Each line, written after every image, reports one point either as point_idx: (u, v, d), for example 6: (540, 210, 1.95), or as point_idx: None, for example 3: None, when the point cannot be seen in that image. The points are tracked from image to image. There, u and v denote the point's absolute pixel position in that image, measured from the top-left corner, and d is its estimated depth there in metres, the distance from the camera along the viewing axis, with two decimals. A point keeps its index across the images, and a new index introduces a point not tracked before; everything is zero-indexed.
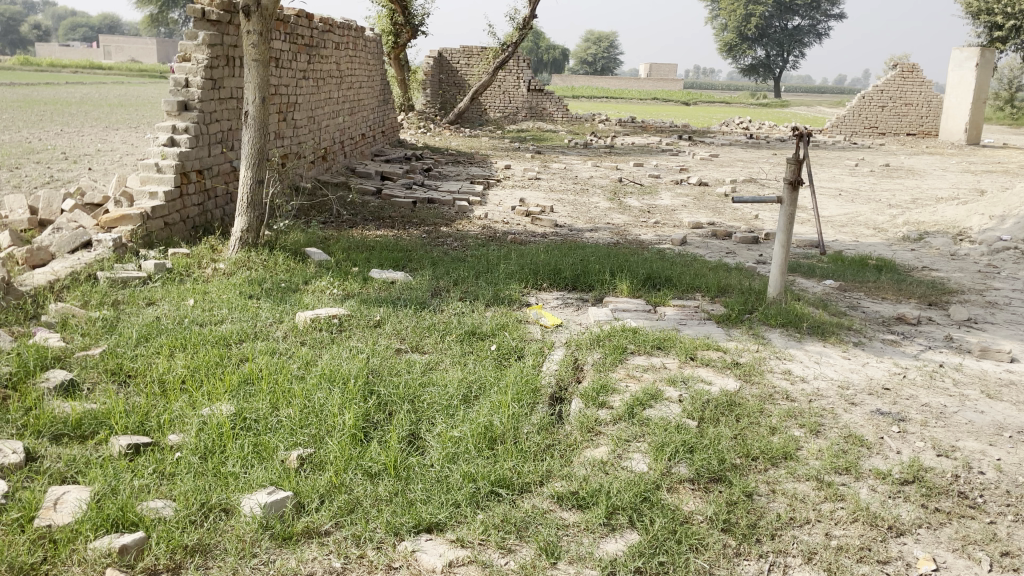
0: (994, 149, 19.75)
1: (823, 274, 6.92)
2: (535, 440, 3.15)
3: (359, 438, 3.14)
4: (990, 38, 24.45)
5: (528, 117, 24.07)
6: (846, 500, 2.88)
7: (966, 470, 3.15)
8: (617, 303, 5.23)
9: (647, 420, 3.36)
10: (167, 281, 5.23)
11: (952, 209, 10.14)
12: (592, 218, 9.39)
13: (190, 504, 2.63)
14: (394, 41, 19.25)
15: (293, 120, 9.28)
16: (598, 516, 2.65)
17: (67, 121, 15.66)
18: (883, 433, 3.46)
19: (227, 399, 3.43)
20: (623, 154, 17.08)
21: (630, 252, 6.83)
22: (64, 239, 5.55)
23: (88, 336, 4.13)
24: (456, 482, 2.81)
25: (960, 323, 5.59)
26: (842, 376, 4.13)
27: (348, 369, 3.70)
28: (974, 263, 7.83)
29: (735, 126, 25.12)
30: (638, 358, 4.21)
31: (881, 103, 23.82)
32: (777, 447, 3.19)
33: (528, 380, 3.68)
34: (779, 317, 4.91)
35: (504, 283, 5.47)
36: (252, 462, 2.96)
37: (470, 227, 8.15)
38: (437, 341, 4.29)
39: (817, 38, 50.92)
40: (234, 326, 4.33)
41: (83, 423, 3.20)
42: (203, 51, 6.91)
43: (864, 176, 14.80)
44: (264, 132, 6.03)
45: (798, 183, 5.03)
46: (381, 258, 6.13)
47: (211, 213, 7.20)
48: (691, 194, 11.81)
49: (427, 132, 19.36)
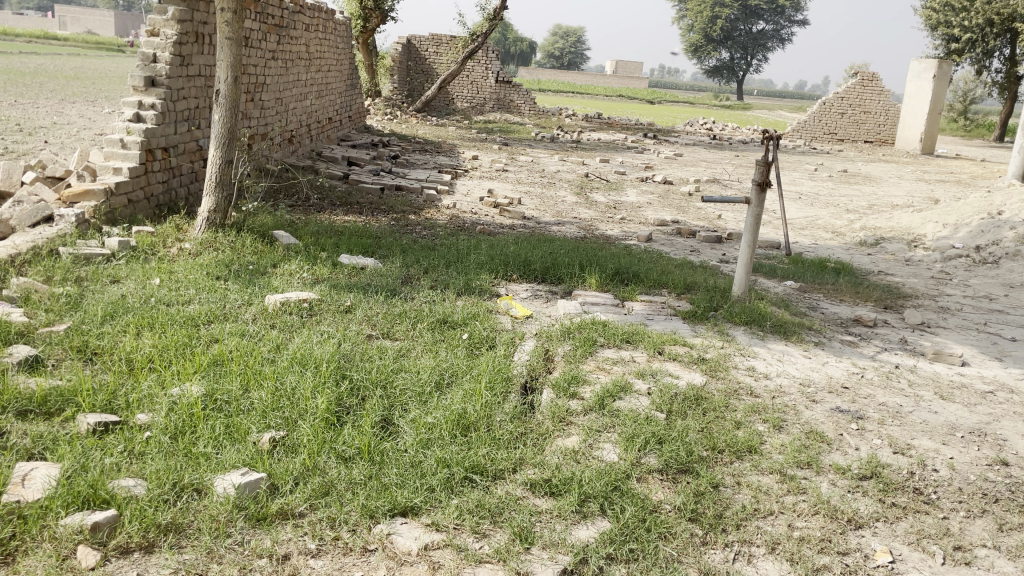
0: (947, 160, 20.30)
1: (784, 275, 7.07)
2: (508, 428, 3.19)
3: (332, 422, 3.15)
4: (947, 50, 25.10)
5: (496, 108, 24.06)
6: (808, 493, 2.97)
7: (921, 467, 3.27)
8: (586, 297, 5.28)
9: (617, 411, 3.42)
10: (131, 259, 5.15)
11: (907, 216, 10.42)
12: (559, 212, 9.45)
13: (161, 484, 2.61)
14: (363, 24, 19.07)
15: (261, 100, 9.17)
16: (571, 503, 2.70)
17: (23, 92, 15.23)
18: (843, 430, 3.58)
19: (197, 379, 3.40)
20: (589, 150, 17.17)
21: (598, 247, 6.90)
22: (24, 212, 5.44)
23: (52, 312, 4.05)
24: (430, 467, 2.84)
25: (913, 327, 5.77)
26: (803, 374, 4.25)
27: (321, 353, 3.69)
28: (928, 269, 8.06)
29: (699, 126, 25.40)
30: (607, 351, 4.27)
31: (840, 110, 24.32)
32: (741, 440, 3.27)
33: (500, 369, 3.71)
34: (743, 316, 5.03)
35: (474, 273, 5.50)
36: (224, 443, 2.94)
37: (439, 216, 8.14)
38: (408, 328, 4.30)
39: (781, 43, 51.69)
40: (203, 307, 4.28)
41: (49, 400, 3.15)
42: (172, 27, 6.82)
43: (823, 181, 15.11)
44: (235, 111, 5.94)
45: (767, 185, 5.13)
46: (350, 243, 6.10)
47: (176, 192, 7.08)
48: (656, 191, 11.96)
49: (393, 118, 19.26)
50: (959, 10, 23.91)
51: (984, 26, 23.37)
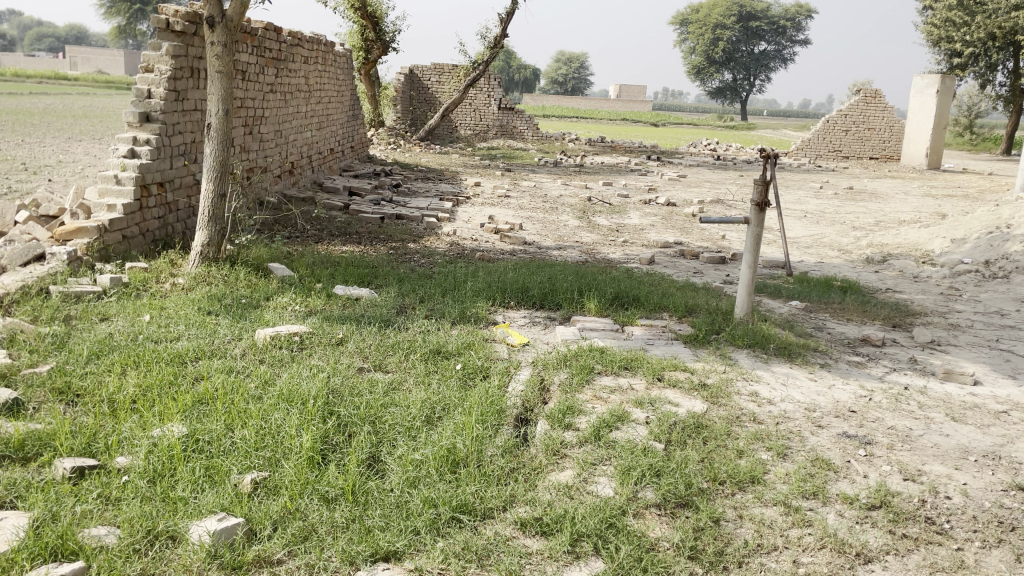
0: (954, 174, 20.14)
1: (789, 295, 6.95)
2: (499, 463, 3.07)
3: (316, 461, 3.03)
4: (950, 65, 25.04)
5: (499, 135, 24.09)
6: (814, 526, 2.83)
7: (933, 494, 3.13)
8: (585, 322, 5.18)
9: (614, 443, 3.30)
10: (122, 296, 5.08)
11: (914, 232, 10.28)
12: (561, 237, 9.36)
13: (135, 532, 2.51)
14: (364, 56, 19.20)
15: (260, 133, 9.16)
16: (563, 543, 2.57)
17: (28, 131, 15.35)
18: (850, 456, 3.44)
19: (179, 420, 3.29)
20: (592, 174, 17.11)
21: (598, 271, 6.80)
22: (15, 251, 5.40)
23: (36, 353, 3.97)
24: (416, 507, 2.72)
25: (923, 346, 5.62)
26: (809, 399, 4.11)
27: (308, 389, 3.59)
28: (937, 285, 7.91)
29: (703, 147, 25.37)
30: (605, 378, 4.16)
31: (844, 127, 24.25)
32: (744, 471, 3.14)
33: (493, 401, 3.60)
34: (746, 338, 4.90)
35: (471, 301, 5.41)
36: (203, 487, 2.84)
37: (438, 244, 8.07)
38: (400, 360, 4.20)
39: (783, 62, 51.80)
40: (191, 343, 4.19)
41: (26, 444, 3.06)
42: (166, 62, 6.80)
43: (829, 199, 14.99)
44: (227, 144, 5.89)
45: (765, 205, 5.03)
46: (345, 274, 6.03)
47: (172, 227, 7.04)
48: (660, 213, 11.87)
49: (397, 147, 19.30)
50: (961, 24, 23.87)
51: (986, 40, 23.31)
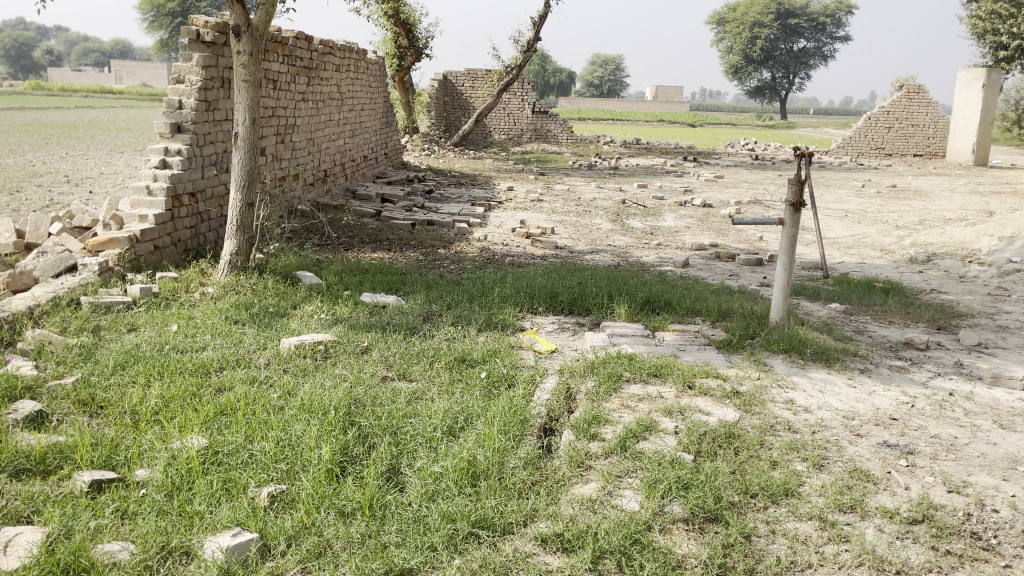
0: (1003, 170, 19.56)
1: (829, 297, 6.74)
2: (521, 475, 2.99)
3: (335, 474, 2.98)
4: (996, 59, 24.36)
5: (533, 139, 24.00)
6: (851, 542, 2.69)
7: (979, 508, 2.97)
8: (615, 328, 5.06)
9: (641, 454, 3.19)
10: (151, 306, 5.09)
11: (960, 230, 9.96)
12: (594, 240, 9.24)
13: (148, 548, 2.49)
14: (398, 63, 19.27)
15: (292, 141, 9.21)
16: (584, 560, 2.48)
17: (72, 145, 15.67)
18: (891, 467, 3.28)
19: (199, 432, 3.26)
20: (626, 176, 16.92)
21: (630, 274, 6.67)
22: (48, 263, 5.47)
23: (63, 364, 3.99)
24: (433, 522, 2.65)
25: (969, 348, 5.41)
26: (848, 406, 3.94)
27: (329, 399, 3.53)
28: (984, 285, 7.63)
29: (741, 147, 25.00)
30: (634, 386, 4.04)
31: (887, 124, 23.70)
32: (777, 482, 3.00)
33: (516, 411, 3.51)
34: (782, 343, 4.74)
35: (498, 308, 5.34)
36: (219, 501, 2.80)
37: (469, 249, 8.01)
38: (425, 368, 4.14)
39: (823, 60, 50.91)
40: (216, 353, 4.18)
41: (48, 456, 3.05)
42: (197, 73, 6.84)
43: (871, 197, 14.62)
44: (254, 152, 5.90)
45: (801, 205, 4.86)
46: (374, 281, 6.00)
47: (204, 236, 7.09)
48: (695, 215, 11.68)
49: (431, 154, 19.33)
50: (1007, 17, 23.20)
51: None
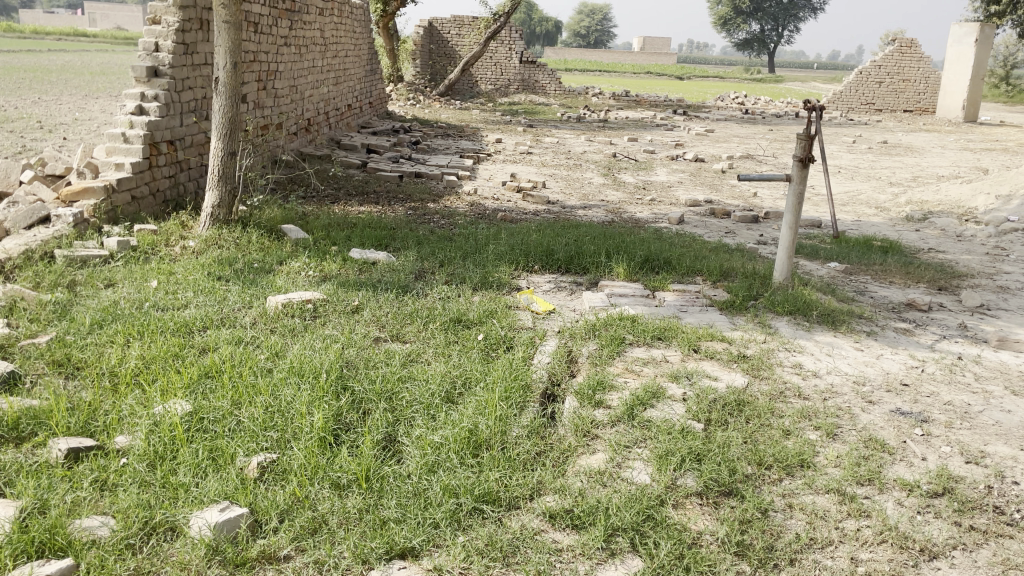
0: (992, 127, 19.43)
1: (828, 256, 6.60)
2: (525, 446, 2.84)
3: (328, 443, 2.81)
4: (988, 13, 24.11)
5: (520, 89, 23.53)
6: (872, 517, 2.57)
7: (999, 480, 2.86)
8: (614, 287, 4.91)
9: (648, 423, 3.04)
10: (130, 260, 4.85)
11: (956, 188, 9.82)
12: (586, 195, 9.03)
13: (130, 524, 2.32)
14: (383, 9, 18.68)
15: (274, 88, 8.86)
16: (596, 539, 2.34)
17: (45, 89, 15.09)
18: (906, 436, 3.16)
19: (183, 396, 3.07)
20: (616, 129, 16.65)
21: (626, 231, 6.50)
22: (19, 214, 5.19)
23: (36, 322, 3.78)
24: (435, 497, 2.51)
25: (972, 310, 5.30)
26: (857, 371, 3.82)
27: (321, 361, 3.35)
28: (981, 244, 7.51)
29: (731, 101, 24.68)
30: (637, 350, 3.89)
31: (878, 78, 23.45)
32: (792, 453, 2.88)
33: (517, 376, 3.36)
34: (787, 305, 4.60)
35: (493, 265, 5.14)
36: (205, 471, 2.63)
37: (459, 203, 7.79)
38: (419, 329, 3.96)
39: (812, 13, 50.34)
40: (199, 311, 3.98)
41: (21, 422, 2.85)
42: (174, 13, 6.48)
43: (863, 153, 14.48)
44: (236, 99, 5.60)
45: (809, 160, 4.66)
46: (362, 235, 5.78)
47: (184, 186, 6.81)
48: (687, 170, 11.48)
49: (416, 103, 18.88)
50: None
51: None
